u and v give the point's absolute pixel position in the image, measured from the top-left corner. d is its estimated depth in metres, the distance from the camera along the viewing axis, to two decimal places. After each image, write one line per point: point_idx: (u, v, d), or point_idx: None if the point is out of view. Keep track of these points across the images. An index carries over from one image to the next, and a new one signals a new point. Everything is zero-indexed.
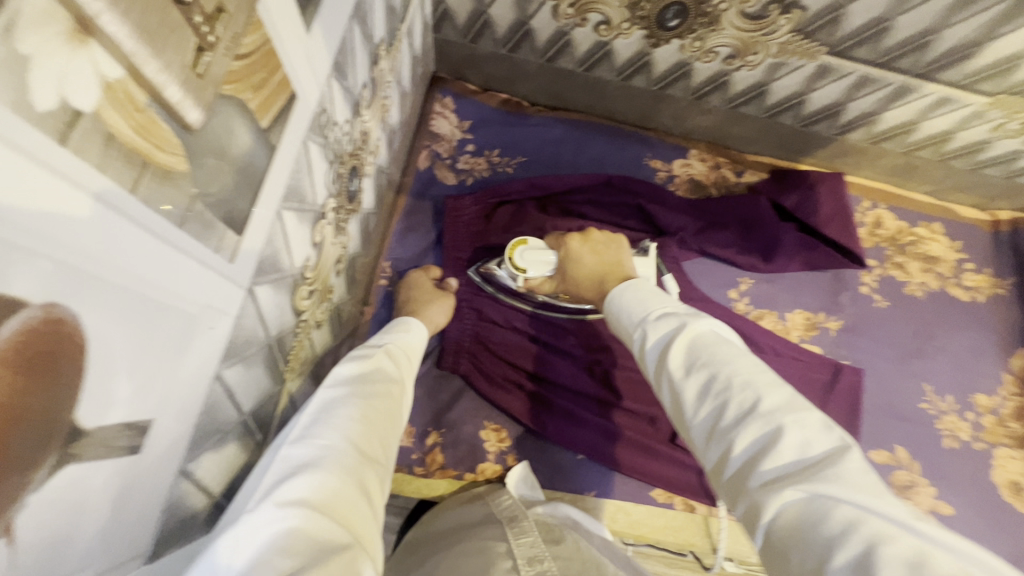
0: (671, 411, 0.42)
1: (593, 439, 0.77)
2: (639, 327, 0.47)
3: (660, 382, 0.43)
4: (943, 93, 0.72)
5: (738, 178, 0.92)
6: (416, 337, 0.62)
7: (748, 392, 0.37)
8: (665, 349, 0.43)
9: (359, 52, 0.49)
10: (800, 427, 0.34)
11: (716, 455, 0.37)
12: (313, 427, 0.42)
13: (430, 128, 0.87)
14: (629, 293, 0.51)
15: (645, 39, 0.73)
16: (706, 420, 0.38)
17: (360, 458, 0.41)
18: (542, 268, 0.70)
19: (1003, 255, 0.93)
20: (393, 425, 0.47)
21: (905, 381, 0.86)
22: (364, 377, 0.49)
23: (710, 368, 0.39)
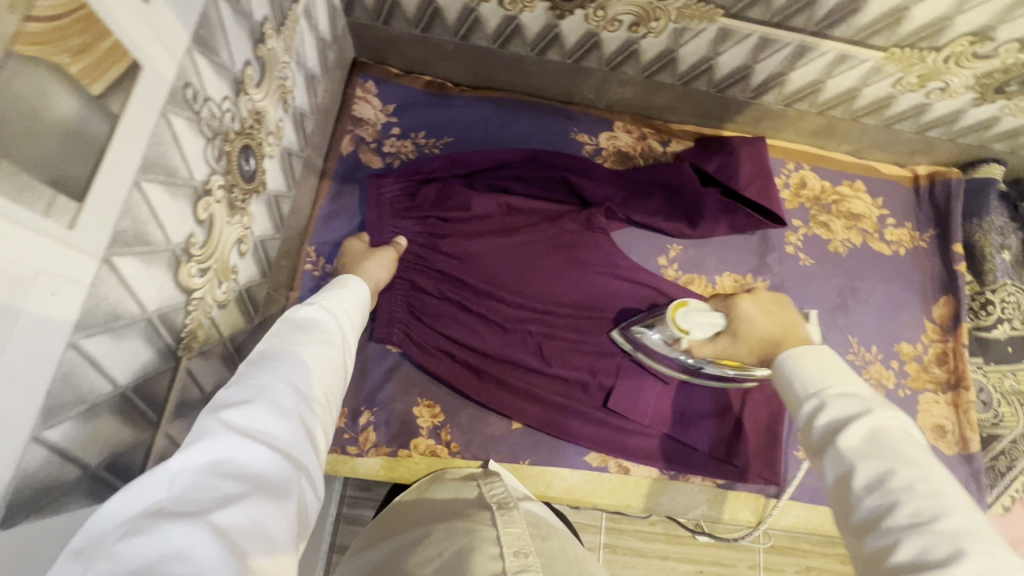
0: (829, 488, 0.44)
1: (526, 406, 0.79)
2: (816, 394, 0.47)
3: (823, 451, 0.44)
4: (841, 49, 0.74)
5: (664, 148, 0.94)
6: (357, 295, 0.63)
7: (932, 505, 0.38)
8: (842, 426, 0.44)
9: (232, 28, 0.49)
10: (980, 553, 0.35)
11: (877, 545, 0.39)
12: (254, 368, 0.45)
13: (353, 113, 0.87)
14: (807, 359, 0.50)
15: (549, 11, 0.74)
16: (870, 511, 0.40)
17: (301, 398, 0.44)
18: (707, 329, 0.65)
19: (922, 209, 0.96)
20: (338, 369, 0.51)
21: (833, 334, 0.88)
22: (306, 326, 0.52)
23: (890, 467, 0.41)
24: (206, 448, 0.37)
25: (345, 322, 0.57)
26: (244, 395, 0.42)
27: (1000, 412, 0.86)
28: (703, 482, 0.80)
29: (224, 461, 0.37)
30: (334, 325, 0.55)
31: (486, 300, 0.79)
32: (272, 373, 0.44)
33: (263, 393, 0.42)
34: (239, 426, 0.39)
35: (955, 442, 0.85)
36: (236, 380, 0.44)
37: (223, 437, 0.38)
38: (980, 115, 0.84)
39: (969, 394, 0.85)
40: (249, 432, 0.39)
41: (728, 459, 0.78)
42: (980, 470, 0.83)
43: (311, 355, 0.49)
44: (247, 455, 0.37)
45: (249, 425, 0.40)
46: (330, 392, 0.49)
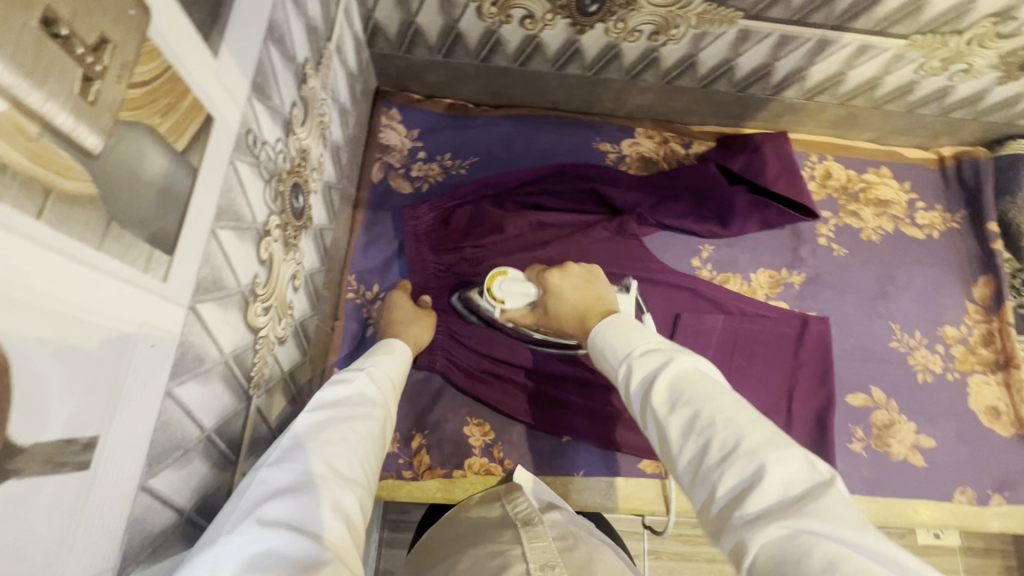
0: (658, 450, 0.43)
1: (576, 418, 0.79)
2: (625, 360, 0.46)
3: (644, 417, 0.43)
4: (861, 41, 0.74)
5: (686, 150, 0.95)
6: (402, 358, 0.63)
7: (732, 429, 0.37)
8: (649, 386, 0.43)
9: (281, 73, 0.50)
10: (782, 460, 0.35)
11: (703, 494, 0.37)
12: (293, 450, 0.45)
13: (380, 141, 0.88)
14: (614, 329, 0.51)
15: (570, 27, 0.76)
16: (689, 459, 0.38)
17: (339, 481, 0.44)
18: (522, 301, 0.69)
19: (952, 190, 0.96)
20: (380, 443, 0.50)
21: (875, 322, 0.88)
22: (348, 400, 0.51)
23: (692, 404, 0.40)
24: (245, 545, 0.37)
25: (388, 391, 0.56)
26: (283, 484, 0.42)
27: None
28: None
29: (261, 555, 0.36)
30: (377, 394, 0.54)
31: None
32: (309, 456, 0.44)
33: (300, 482, 0.42)
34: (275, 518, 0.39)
35: (1010, 423, 0.84)
36: (275, 462, 0.44)
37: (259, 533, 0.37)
38: (1005, 93, 0.84)
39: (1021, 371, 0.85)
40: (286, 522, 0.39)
41: None
42: None
43: (349, 429, 0.48)
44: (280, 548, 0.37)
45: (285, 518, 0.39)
46: (370, 468, 0.47)
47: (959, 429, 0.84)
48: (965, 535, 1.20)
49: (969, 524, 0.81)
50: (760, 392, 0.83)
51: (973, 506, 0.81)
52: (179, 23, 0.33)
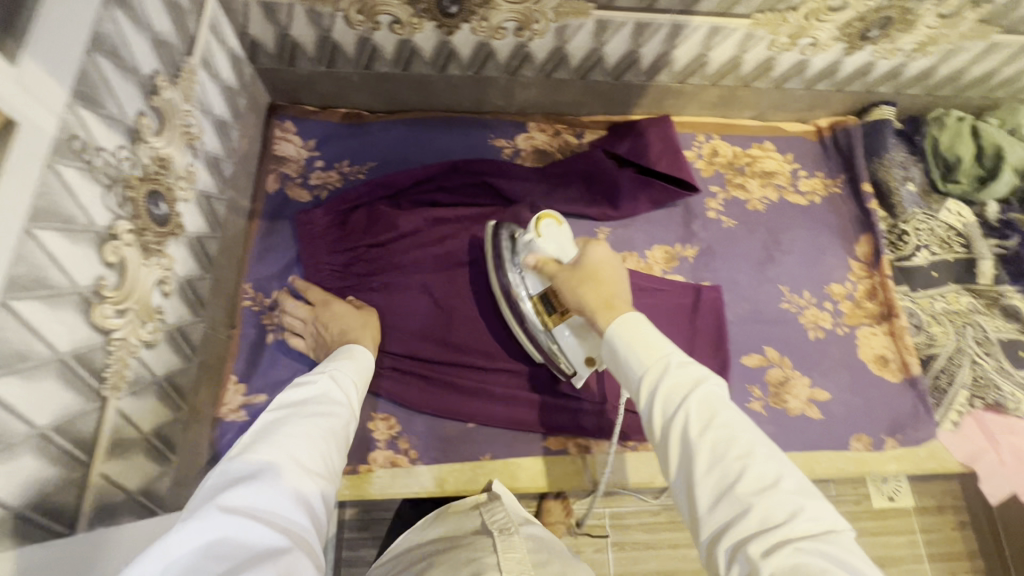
0: (670, 456, 0.46)
1: (479, 402, 0.81)
2: (654, 368, 0.48)
3: (669, 424, 0.46)
4: (711, 22, 0.79)
5: (579, 140, 0.99)
6: (365, 361, 0.67)
7: (770, 466, 0.42)
8: (684, 399, 0.45)
9: (118, 83, 0.52)
10: (810, 502, 0.40)
11: (724, 516, 0.41)
12: (253, 442, 0.46)
13: (275, 153, 0.90)
14: (631, 330, 0.52)
15: (438, 29, 0.79)
16: (715, 482, 0.42)
17: (303, 472, 0.45)
18: (557, 249, 0.69)
19: (830, 157, 1.02)
20: (341, 440, 0.53)
21: (765, 286, 0.92)
22: (309, 400, 0.54)
23: (730, 434, 0.43)
24: (205, 528, 0.37)
25: (350, 394, 0.59)
26: (244, 471, 0.43)
27: (932, 333, 0.89)
28: None
29: (221, 538, 0.37)
30: (340, 396, 0.57)
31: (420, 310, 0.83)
32: (272, 448, 0.45)
33: (259, 472, 0.43)
34: (235, 504, 0.39)
35: (899, 369, 0.88)
36: (235, 454, 0.44)
37: (220, 516, 0.38)
38: (856, 63, 0.90)
39: (902, 319, 0.90)
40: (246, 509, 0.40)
41: None
42: (925, 390, 0.87)
43: (314, 424, 0.50)
44: (241, 533, 0.38)
45: (247, 502, 0.40)
46: (334, 464, 0.50)
47: (851, 380, 0.88)
48: (918, 495, 1.21)
49: (868, 469, 0.84)
50: None
51: (870, 452, 0.85)
52: None
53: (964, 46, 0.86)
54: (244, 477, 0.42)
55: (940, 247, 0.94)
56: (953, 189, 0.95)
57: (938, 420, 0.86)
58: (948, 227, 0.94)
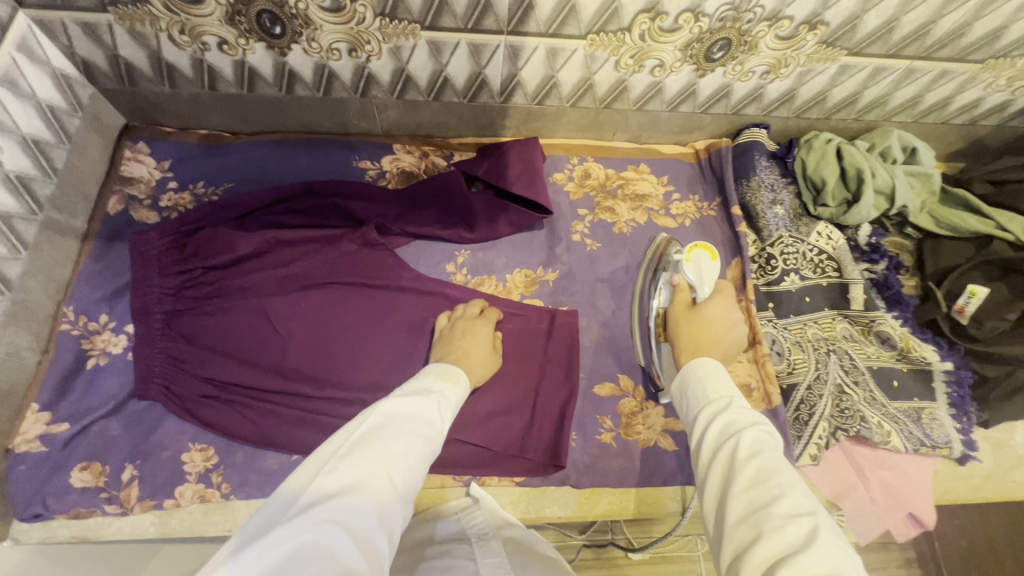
0: (715, 480, 0.50)
1: (304, 433, 0.77)
2: (720, 401, 0.55)
3: (721, 444, 0.51)
4: (545, 43, 0.79)
5: (446, 162, 0.98)
6: (462, 390, 0.65)
7: (805, 501, 0.44)
8: (741, 428, 0.51)
9: None
10: (837, 543, 0.41)
11: (745, 534, 0.44)
12: (356, 449, 0.48)
13: (122, 173, 0.89)
14: (706, 369, 0.59)
15: (270, 50, 0.79)
16: (746, 503, 0.46)
17: (391, 497, 0.46)
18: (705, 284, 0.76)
19: (706, 179, 1.00)
20: (427, 466, 0.53)
21: (624, 311, 0.89)
22: (415, 417, 0.54)
23: (774, 467, 0.47)
24: (303, 532, 0.39)
25: (447, 418, 0.59)
26: (347, 481, 0.44)
27: (793, 360, 0.85)
28: (499, 482, 0.78)
29: (318, 546, 0.39)
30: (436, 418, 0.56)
31: (252, 336, 0.80)
32: (373, 463, 0.47)
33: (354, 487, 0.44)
34: (334, 514, 0.41)
35: (762, 399, 0.83)
36: (342, 455, 0.47)
37: (317, 524, 0.40)
38: (712, 84, 0.89)
39: (765, 346, 0.85)
40: (339, 522, 0.41)
41: (522, 453, 0.78)
42: (786, 422, 0.82)
43: (412, 446, 0.51)
44: (334, 548, 0.39)
45: (343, 516, 0.42)
46: (412, 491, 0.50)
47: None
48: None
49: None
50: (502, 391, 0.80)
51: None
52: None
53: (816, 68, 0.85)
54: (347, 486, 0.44)
55: (811, 271, 0.91)
56: (822, 213, 0.93)
57: (798, 455, 0.81)
58: (818, 250, 0.92)
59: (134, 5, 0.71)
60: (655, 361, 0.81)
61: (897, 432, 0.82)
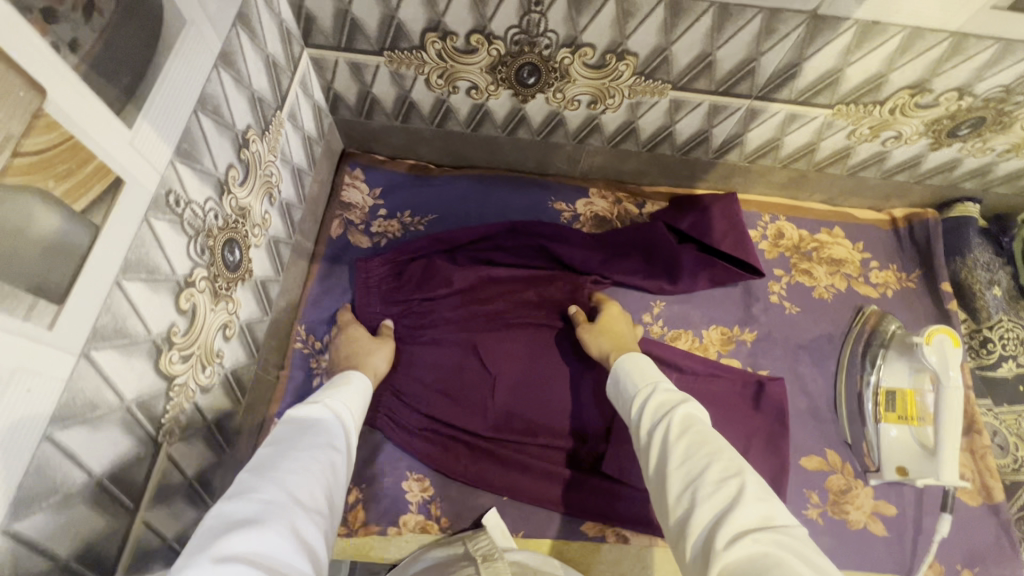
0: (649, 471, 0.47)
1: (515, 476, 0.78)
2: (645, 387, 0.54)
3: (653, 420, 0.49)
4: (788, 110, 0.78)
5: (640, 209, 0.98)
6: (362, 387, 0.66)
7: (732, 463, 0.43)
8: (668, 410, 0.49)
9: (213, 139, 0.55)
10: (764, 498, 0.41)
11: (684, 507, 0.42)
12: (250, 482, 0.46)
13: (342, 199, 0.93)
14: (631, 363, 0.58)
15: (513, 97, 0.81)
16: (679, 478, 0.44)
17: (302, 509, 0.45)
18: (954, 370, 0.72)
19: (906, 249, 0.95)
20: (341, 469, 0.53)
21: (828, 380, 0.86)
22: (310, 428, 0.54)
23: (701, 436, 0.45)
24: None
25: (348, 420, 0.59)
26: (245, 513, 0.43)
27: (1018, 456, 0.81)
28: None
29: None
30: (335, 423, 0.57)
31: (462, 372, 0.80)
32: (272, 487, 0.46)
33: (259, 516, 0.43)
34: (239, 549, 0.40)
35: (979, 492, 0.79)
36: (234, 494, 0.45)
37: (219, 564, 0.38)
38: (941, 157, 0.86)
39: (984, 436, 0.81)
40: (247, 556, 0.40)
41: None
42: (1009, 521, 0.77)
43: (316, 456, 0.51)
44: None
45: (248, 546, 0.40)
46: (330, 499, 0.50)
47: (921, 494, 0.79)
48: None
49: None
50: None
51: None
52: (85, 101, 0.38)
53: None
54: (245, 518, 0.42)
55: None
56: None
57: None
58: None
59: (411, 51, 0.74)
60: (867, 435, 0.81)
61: None
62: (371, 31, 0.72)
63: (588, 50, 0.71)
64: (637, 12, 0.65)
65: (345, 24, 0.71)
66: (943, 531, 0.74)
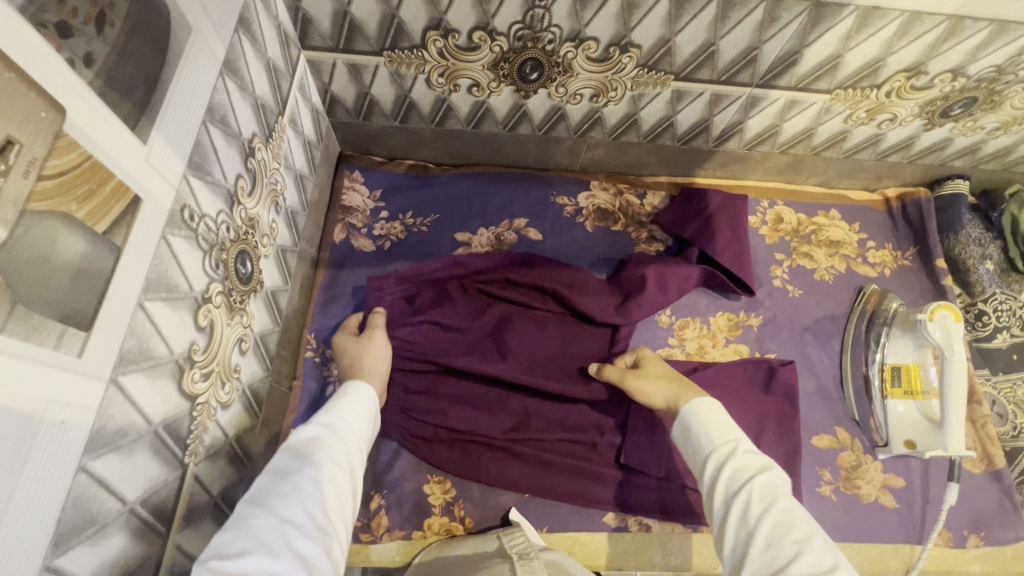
0: (731, 547, 0.51)
1: (535, 473, 0.78)
2: (724, 448, 0.58)
3: (735, 494, 0.53)
4: (788, 96, 0.79)
5: (641, 200, 0.98)
6: (363, 401, 0.65)
7: (825, 555, 0.46)
8: (748, 485, 0.53)
9: (222, 150, 0.53)
10: None
11: None
12: (247, 510, 0.47)
13: (342, 203, 0.92)
14: (700, 419, 0.62)
15: (515, 93, 0.80)
16: (764, 561, 0.47)
17: (296, 530, 0.46)
18: (959, 342, 0.74)
19: (900, 229, 0.98)
20: (340, 485, 0.52)
21: (833, 360, 0.88)
22: (307, 446, 0.54)
23: (789, 522, 0.49)
24: None
25: (347, 435, 0.58)
26: (240, 543, 0.44)
27: (1016, 423, 0.84)
28: None
29: None
30: (333, 440, 0.56)
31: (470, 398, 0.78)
32: (265, 514, 0.46)
33: (255, 540, 0.43)
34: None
35: (983, 460, 0.82)
36: (231, 526, 0.46)
37: None
38: (933, 138, 0.88)
39: (983, 406, 0.84)
40: None
41: None
42: (1010, 485, 0.81)
43: (311, 477, 0.50)
44: None
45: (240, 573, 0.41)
46: (330, 515, 0.50)
47: (926, 465, 0.82)
48: None
49: (946, 567, 0.79)
50: None
51: (950, 550, 0.79)
52: (100, 117, 0.36)
53: None
54: (240, 548, 0.43)
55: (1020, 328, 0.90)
56: None
57: None
58: None
59: (411, 50, 0.73)
60: (875, 412, 0.83)
61: None
62: (370, 31, 0.70)
63: (592, 43, 0.71)
64: (641, 4, 0.65)
65: (343, 25, 0.70)
66: (950, 499, 0.76)
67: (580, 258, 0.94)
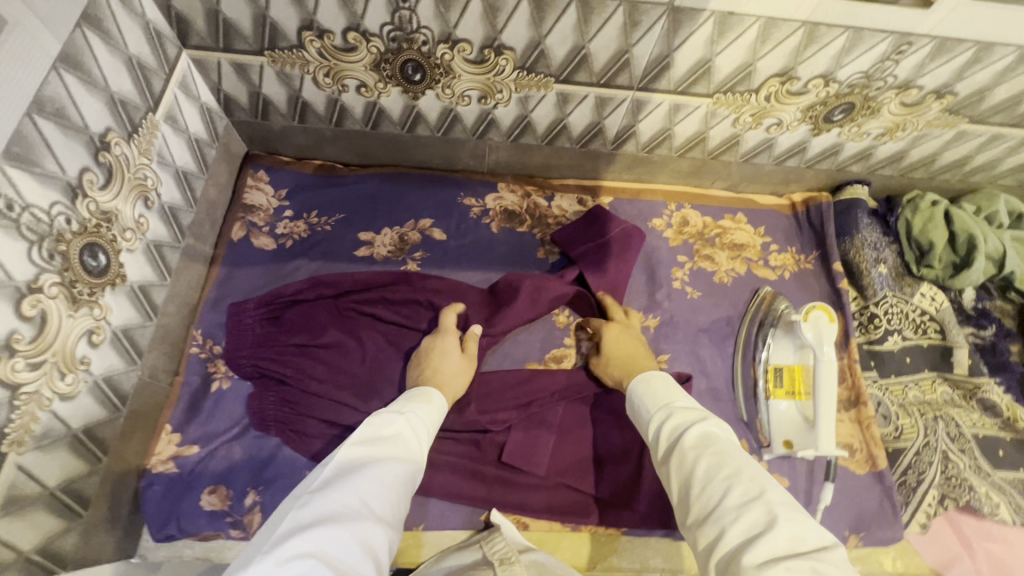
0: (679, 497, 0.53)
1: None
2: (660, 408, 0.59)
3: (672, 447, 0.55)
4: (670, 100, 0.81)
5: (548, 203, 0.99)
6: (439, 406, 0.66)
7: (753, 484, 0.48)
8: (685, 434, 0.54)
9: (59, 142, 0.54)
10: (790, 517, 0.45)
11: (710, 532, 0.47)
12: (334, 480, 0.49)
13: (244, 202, 0.92)
14: (643, 384, 0.63)
15: (404, 94, 0.81)
16: (703, 504, 0.49)
17: (370, 519, 0.48)
18: (829, 337, 0.76)
19: (803, 232, 0.99)
20: (409, 486, 0.54)
21: (726, 362, 0.89)
22: (387, 439, 0.56)
23: (718, 460, 0.50)
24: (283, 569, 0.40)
25: (423, 437, 0.60)
26: (323, 514, 0.46)
27: (900, 425, 0.85)
28: (605, 531, 0.79)
29: None
30: (411, 439, 0.58)
31: (347, 412, 0.75)
32: (346, 493, 0.48)
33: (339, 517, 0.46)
34: (309, 547, 0.43)
35: (866, 461, 0.82)
36: (316, 492, 0.48)
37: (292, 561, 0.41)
38: (824, 143, 0.90)
39: (869, 408, 0.85)
40: (316, 553, 0.42)
41: (629, 505, 0.78)
42: (892, 486, 0.81)
43: (388, 470, 0.52)
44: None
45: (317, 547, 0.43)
46: (395, 511, 0.52)
47: (811, 466, 0.82)
48: None
49: None
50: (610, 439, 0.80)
51: None
52: None
53: (933, 133, 0.86)
54: (323, 518, 0.45)
55: (912, 332, 0.91)
56: (926, 274, 0.93)
57: (905, 521, 0.80)
58: (921, 311, 0.92)
59: (291, 50, 0.74)
60: (761, 412, 0.84)
61: (1005, 503, 0.80)
62: (246, 31, 0.72)
63: (465, 45, 0.72)
64: (503, 6, 0.67)
65: (219, 25, 0.71)
66: (826, 499, 0.77)
67: (481, 259, 0.94)
